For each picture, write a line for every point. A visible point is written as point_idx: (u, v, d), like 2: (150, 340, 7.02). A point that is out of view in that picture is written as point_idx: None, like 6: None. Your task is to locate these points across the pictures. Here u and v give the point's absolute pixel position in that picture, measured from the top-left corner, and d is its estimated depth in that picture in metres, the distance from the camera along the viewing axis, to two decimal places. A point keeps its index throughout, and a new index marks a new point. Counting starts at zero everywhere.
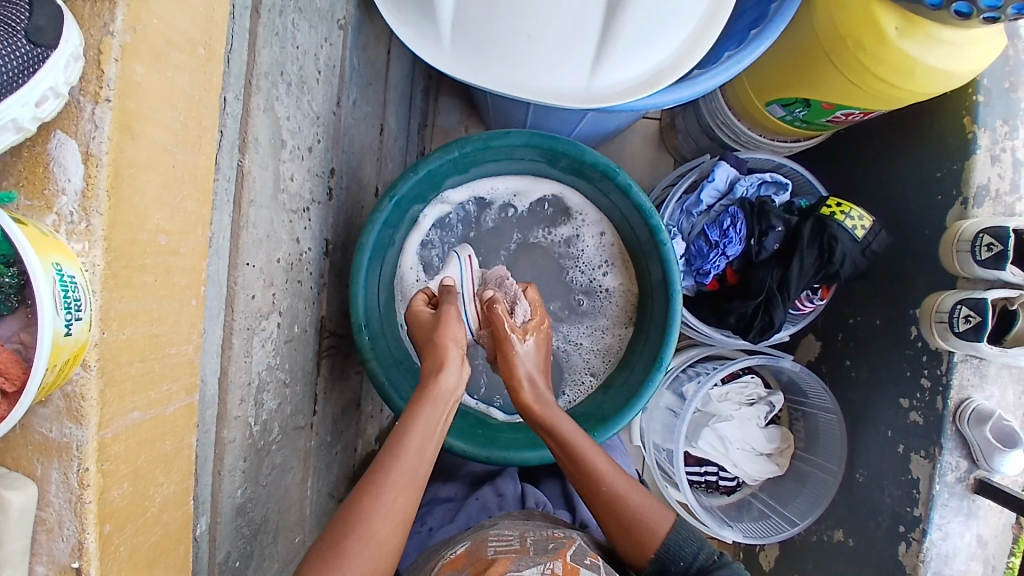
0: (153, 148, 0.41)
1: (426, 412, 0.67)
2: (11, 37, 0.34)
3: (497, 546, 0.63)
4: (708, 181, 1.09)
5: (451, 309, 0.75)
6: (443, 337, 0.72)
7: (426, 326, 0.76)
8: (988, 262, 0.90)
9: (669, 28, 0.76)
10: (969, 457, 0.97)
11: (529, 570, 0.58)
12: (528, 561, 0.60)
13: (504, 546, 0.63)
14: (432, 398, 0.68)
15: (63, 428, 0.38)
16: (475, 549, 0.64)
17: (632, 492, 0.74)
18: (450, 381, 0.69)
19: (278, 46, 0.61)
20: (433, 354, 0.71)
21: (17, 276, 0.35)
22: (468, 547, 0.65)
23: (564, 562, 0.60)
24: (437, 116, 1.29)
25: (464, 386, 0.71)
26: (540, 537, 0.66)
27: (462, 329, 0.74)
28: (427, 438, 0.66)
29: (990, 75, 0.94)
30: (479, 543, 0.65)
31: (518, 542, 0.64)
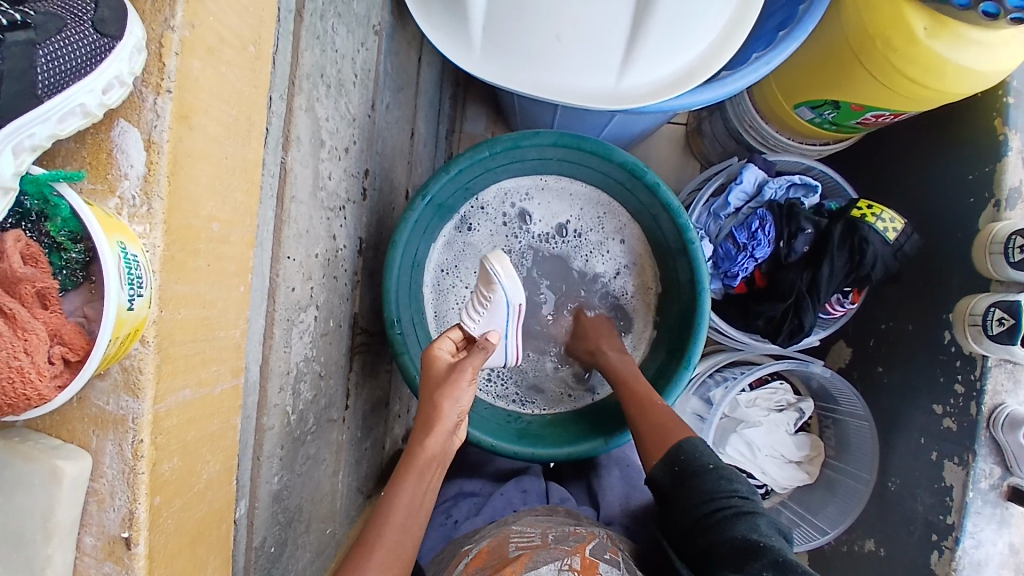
0: (207, 140, 0.43)
1: (412, 483, 0.65)
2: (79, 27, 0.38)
3: (518, 543, 0.64)
4: (736, 184, 1.09)
5: (466, 376, 0.68)
6: (442, 403, 0.68)
7: (438, 379, 0.70)
8: (1022, 263, 0.88)
9: (696, 29, 0.77)
10: (1003, 464, 0.93)
11: (547, 565, 0.59)
12: (546, 557, 0.60)
13: (525, 543, 0.64)
14: (418, 465, 0.66)
15: (120, 401, 0.40)
16: (497, 546, 0.65)
17: (662, 401, 0.78)
18: (436, 445, 0.67)
19: (319, 49, 0.64)
20: (427, 429, 0.67)
21: (84, 252, 0.37)
22: (490, 543, 0.66)
23: (582, 557, 0.61)
24: (465, 123, 1.31)
25: (452, 449, 0.70)
26: (561, 532, 0.66)
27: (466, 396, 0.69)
28: (416, 494, 0.66)
29: (1021, 76, 0.91)
30: (501, 539, 0.66)
31: (539, 538, 0.65)
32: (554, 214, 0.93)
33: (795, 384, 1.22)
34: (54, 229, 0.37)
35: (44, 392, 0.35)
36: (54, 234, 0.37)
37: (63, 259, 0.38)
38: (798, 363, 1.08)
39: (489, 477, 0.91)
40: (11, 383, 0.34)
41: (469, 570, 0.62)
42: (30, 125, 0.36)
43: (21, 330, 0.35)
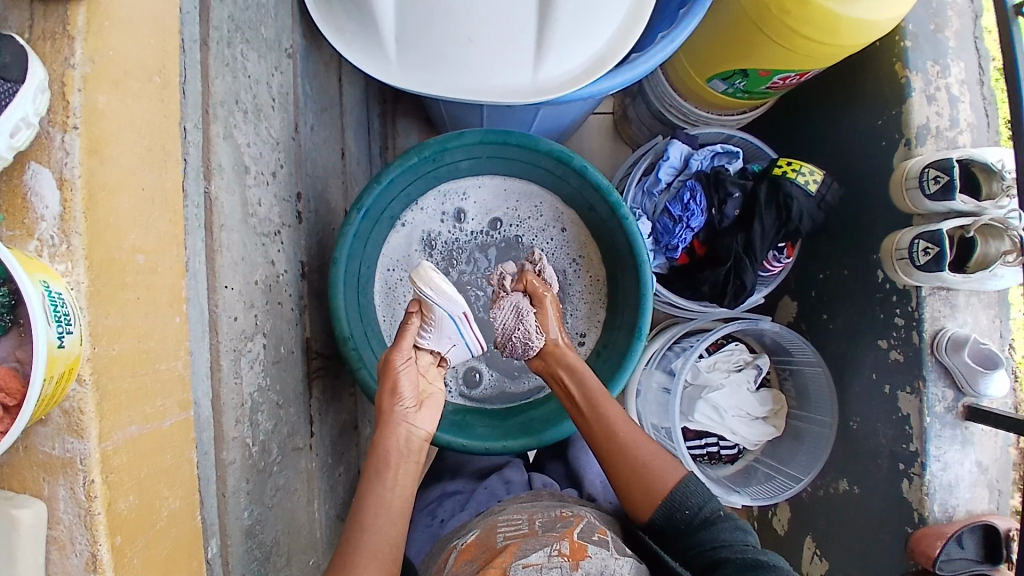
0: (122, 172, 0.44)
1: (379, 484, 0.67)
2: None
3: (505, 533, 0.64)
4: (664, 160, 1.13)
5: (398, 357, 0.70)
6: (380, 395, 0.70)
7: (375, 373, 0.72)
8: (937, 194, 0.95)
9: (601, 16, 0.80)
10: (954, 386, 1.01)
11: (536, 552, 0.58)
12: (534, 545, 0.59)
13: (512, 532, 0.64)
14: (382, 466, 0.67)
15: (65, 444, 0.39)
16: (485, 537, 0.65)
17: (639, 444, 0.77)
18: (396, 441, 0.68)
19: (231, 76, 0.64)
20: (387, 425, 0.69)
21: (9, 294, 0.36)
22: (478, 536, 0.66)
23: (570, 541, 0.60)
24: (397, 139, 1.32)
25: (419, 444, 0.70)
26: (549, 519, 0.66)
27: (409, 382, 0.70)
28: (387, 496, 0.67)
29: (914, 21, 1.00)
30: (489, 531, 0.66)
31: (527, 525, 0.64)
32: (495, 214, 0.94)
33: (750, 344, 1.28)
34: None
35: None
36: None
37: None
38: (747, 323, 1.13)
39: (469, 475, 0.91)
40: None
41: (458, 563, 0.63)
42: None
43: None
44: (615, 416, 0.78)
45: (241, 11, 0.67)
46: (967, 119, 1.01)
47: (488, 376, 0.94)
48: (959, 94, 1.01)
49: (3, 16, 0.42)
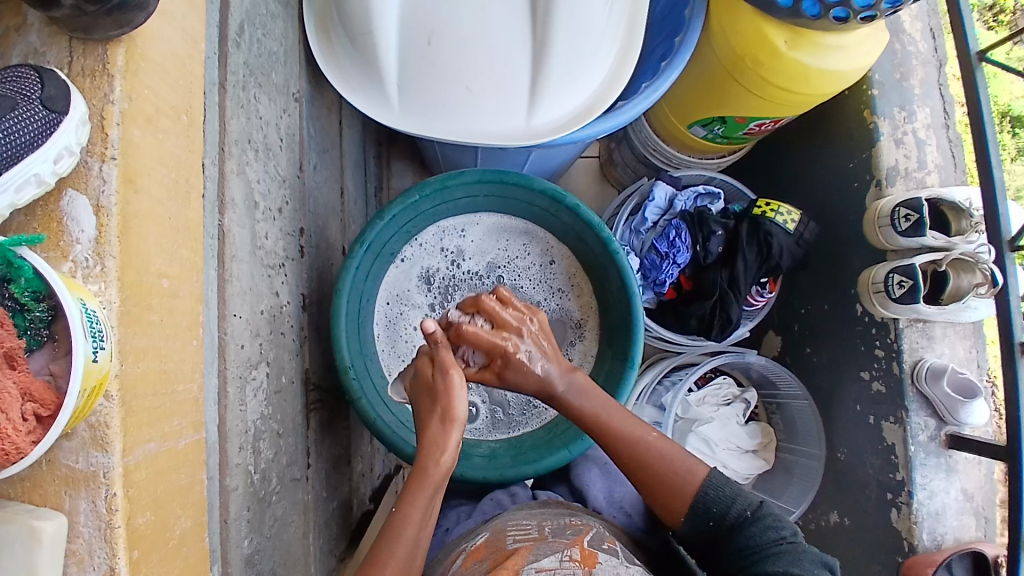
0: (152, 203, 0.47)
1: (423, 500, 0.66)
2: (30, 106, 0.41)
3: (515, 535, 0.65)
4: (649, 201, 1.18)
5: (456, 376, 0.69)
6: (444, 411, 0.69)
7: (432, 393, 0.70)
8: (909, 231, 1.00)
9: (588, 68, 0.86)
10: (936, 415, 1.04)
11: (547, 557, 0.59)
12: (545, 549, 0.60)
13: (522, 535, 0.65)
14: (423, 483, 0.67)
15: (89, 457, 0.42)
16: (494, 539, 0.66)
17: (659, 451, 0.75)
18: (446, 460, 0.68)
19: (245, 116, 0.67)
20: (432, 445, 0.68)
21: (48, 309, 0.40)
22: (487, 538, 0.67)
23: (581, 548, 0.61)
24: (391, 180, 1.36)
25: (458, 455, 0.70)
26: (559, 525, 0.67)
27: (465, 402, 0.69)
28: (430, 506, 0.67)
29: (880, 70, 1.08)
30: (498, 532, 0.67)
31: (536, 530, 0.66)
32: (489, 253, 0.98)
33: (737, 377, 1.28)
34: (16, 291, 0.39)
35: (22, 445, 0.37)
36: (18, 295, 0.39)
37: (26, 319, 0.40)
38: (734, 355, 1.15)
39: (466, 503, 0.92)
40: None
41: (468, 563, 0.64)
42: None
43: None
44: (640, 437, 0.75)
45: (255, 57, 0.71)
46: (935, 160, 1.08)
47: (487, 407, 0.95)
48: (926, 137, 1.09)
49: (43, 52, 0.47)
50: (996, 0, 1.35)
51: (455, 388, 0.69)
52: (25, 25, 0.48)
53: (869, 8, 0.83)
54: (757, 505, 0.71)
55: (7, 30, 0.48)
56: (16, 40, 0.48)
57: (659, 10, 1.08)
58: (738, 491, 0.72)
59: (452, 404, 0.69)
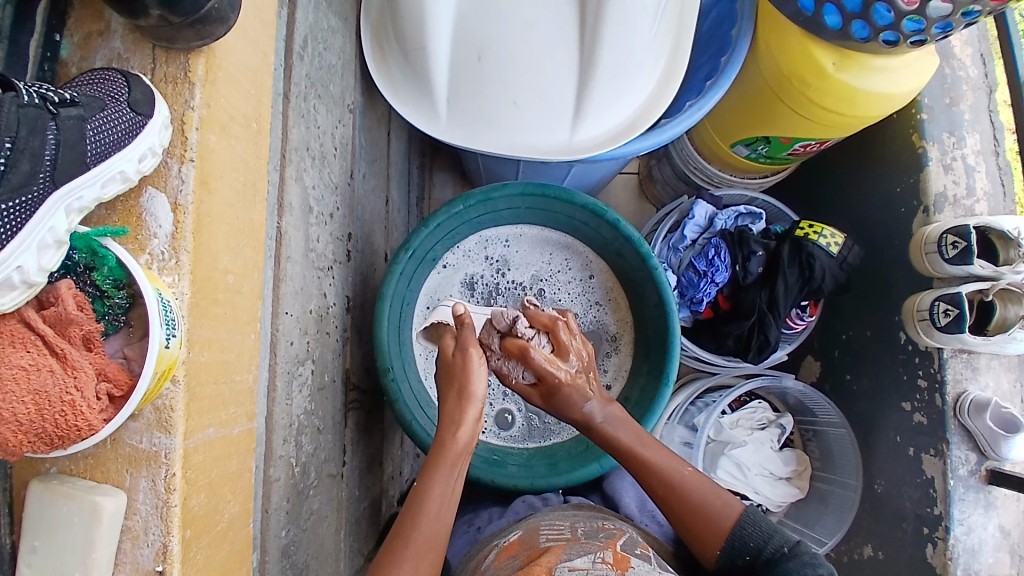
0: (223, 204, 0.50)
1: (442, 476, 0.67)
2: (119, 109, 0.44)
3: (548, 535, 0.66)
4: (689, 218, 1.17)
5: (475, 353, 0.69)
6: (461, 388, 0.68)
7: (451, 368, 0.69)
8: (955, 258, 0.98)
9: (633, 85, 0.88)
10: (977, 449, 0.99)
11: (581, 557, 0.59)
12: (578, 550, 0.61)
13: (556, 535, 0.66)
14: (441, 460, 0.67)
15: (153, 439, 0.44)
16: (527, 537, 0.67)
17: (693, 484, 0.75)
18: (464, 437, 0.68)
19: (305, 125, 0.71)
20: (447, 423, 0.69)
21: (127, 297, 0.43)
22: (521, 535, 0.68)
23: (614, 552, 0.61)
24: (433, 190, 1.39)
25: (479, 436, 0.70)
26: (591, 528, 0.69)
27: (483, 381, 0.69)
28: (449, 484, 0.68)
29: (930, 94, 1.06)
30: (531, 531, 0.68)
31: (569, 531, 0.67)
32: (529, 264, 0.99)
33: (773, 402, 1.27)
34: (100, 278, 0.43)
35: (94, 423, 0.40)
36: (100, 283, 0.43)
37: (105, 305, 0.43)
38: (772, 379, 1.13)
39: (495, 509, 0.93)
40: (64, 416, 0.39)
41: (501, 559, 0.65)
42: (79, 189, 0.43)
43: (72, 368, 0.40)
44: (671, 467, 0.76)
45: (316, 70, 0.75)
46: (984, 187, 1.06)
47: (520, 415, 0.96)
48: (975, 164, 1.06)
49: (127, 57, 0.51)
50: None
51: (475, 365, 0.68)
52: (108, 32, 0.52)
53: (920, 33, 0.81)
54: (794, 543, 0.70)
55: (90, 35, 0.52)
56: (100, 44, 0.52)
57: (705, 30, 1.09)
58: (776, 527, 0.71)
59: (470, 383, 0.68)
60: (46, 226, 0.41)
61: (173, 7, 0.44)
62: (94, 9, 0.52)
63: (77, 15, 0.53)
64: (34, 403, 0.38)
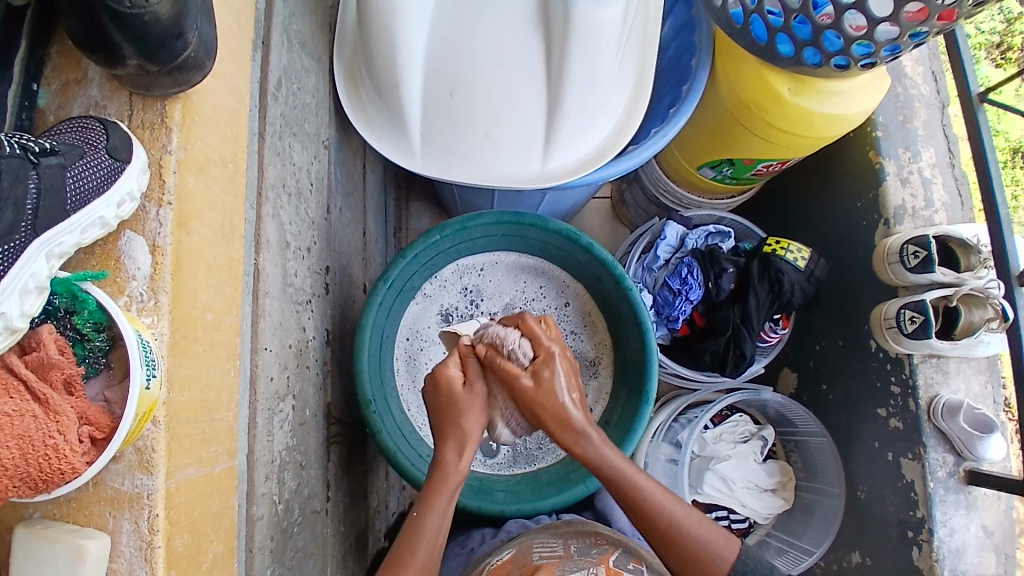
0: (202, 243, 0.51)
1: (438, 503, 0.69)
2: (98, 155, 0.45)
3: (541, 552, 0.68)
4: (661, 239, 1.21)
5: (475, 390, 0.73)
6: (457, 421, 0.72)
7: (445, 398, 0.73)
8: (918, 267, 1.02)
9: (600, 115, 0.91)
10: (954, 451, 1.02)
11: (576, 574, 0.65)
12: (573, 566, 0.66)
13: (548, 552, 0.68)
14: (436, 486, 0.70)
15: (135, 479, 0.44)
16: (520, 555, 0.69)
17: (694, 524, 0.73)
18: (453, 464, 0.71)
19: (281, 164, 0.73)
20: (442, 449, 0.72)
21: (107, 339, 0.44)
22: (514, 554, 0.69)
23: (608, 568, 0.67)
24: (409, 220, 1.41)
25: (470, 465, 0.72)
26: (583, 543, 0.71)
27: (479, 421, 0.72)
28: (444, 513, 0.69)
29: (883, 113, 1.12)
30: (524, 549, 0.69)
31: (562, 548, 0.69)
32: (504, 293, 1.01)
33: (753, 415, 1.28)
34: (80, 322, 0.43)
35: (77, 466, 0.40)
36: (80, 326, 0.43)
37: (86, 348, 0.44)
38: (749, 393, 1.16)
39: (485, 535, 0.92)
40: (47, 460, 0.39)
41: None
42: (59, 236, 0.43)
43: (54, 414, 0.40)
44: (667, 504, 0.72)
45: (291, 110, 0.77)
46: (941, 198, 1.11)
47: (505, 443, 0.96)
48: (932, 176, 1.12)
49: (104, 104, 0.52)
50: (1003, 39, 1.38)
51: (476, 404, 0.73)
52: (84, 79, 0.53)
53: (869, 56, 0.85)
54: None
55: (68, 82, 0.53)
56: (77, 92, 0.53)
57: (667, 60, 1.14)
58: (773, 565, 0.77)
59: (468, 419, 0.72)
60: (28, 272, 0.42)
61: (151, 57, 0.46)
62: (72, 57, 0.54)
63: (53, 63, 0.54)
64: (18, 448, 0.38)
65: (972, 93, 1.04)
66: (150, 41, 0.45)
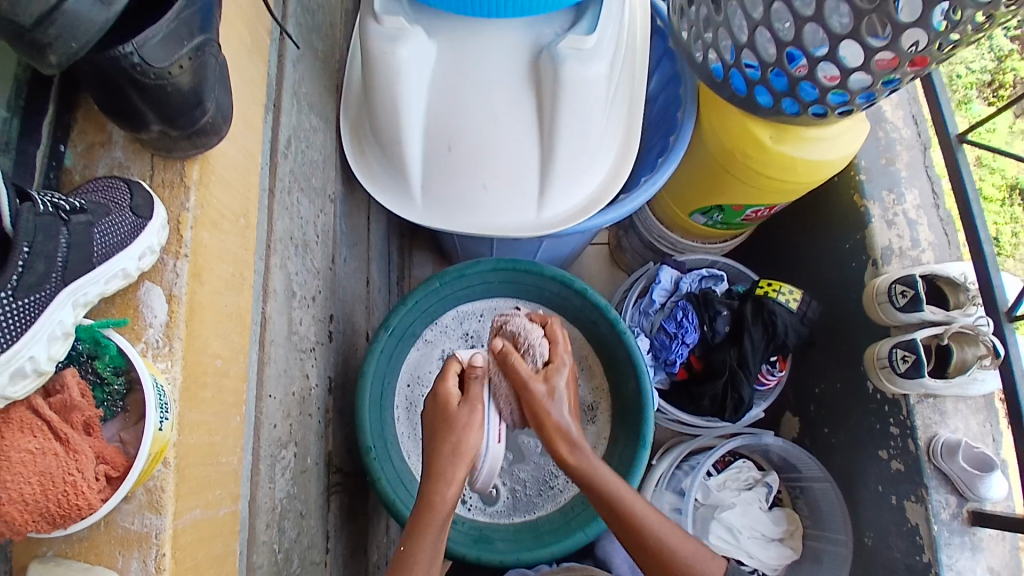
0: (213, 294, 0.54)
1: (429, 538, 0.69)
2: (122, 212, 0.49)
3: None
4: (656, 283, 1.24)
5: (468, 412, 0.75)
6: (451, 435, 0.73)
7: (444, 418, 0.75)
8: (907, 306, 1.04)
9: (591, 166, 0.96)
10: (956, 491, 1.01)
11: None
12: None
13: None
14: (425, 522, 0.69)
15: (144, 520, 0.46)
16: None
17: (682, 541, 0.72)
18: (445, 495, 0.70)
19: (288, 218, 0.77)
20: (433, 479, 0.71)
21: (125, 382, 0.46)
22: None
23: None
24: (412, 268, 1.45)
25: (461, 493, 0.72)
26: None
27: (478, 440, 0.74)
28: (434, 550, 0.69)
29: (866, 158, 1.17)
30: None
31: None
32: None
33: (757, 460, 1.28)
34: (101, 366, 0.46)
35: (93, 502, 0.42)
36: (101, 370, 0.46)
37: (105, 392, 0.46)
38: (750, 436, 1.16)
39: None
40: (65, 496, 0.41)
41: None
42: (85, 286, 0.46)
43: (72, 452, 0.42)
44: (653, 523, 0.72)
45: (299, 167, 0.82)
46: (927, 239, 1.13)
47: (505, 489, 0.95)
48: (917, 218, 1.14)
49: (127, 165, 0.57)
50: (995, 77, 1.52)
51: (473, 423, 0.74)
52: (109, 142, 0.57)
53: (845, 103, 0.90)
54: None
55: (92, 145, 0.58)
56: (101, 154, 0.57)
57: (655, 113, 1.20)
58: None
59: (466, 437, 0.73)
60: (55, 319, 0.44)
61: (172, 122, 0.51)
62: (95, 121, 0.58)
63: (78, 126, 0.58)
64: (39, 483, 0.40)
65: (949, 135, 1.12)
66: (172, 110, 0.50)
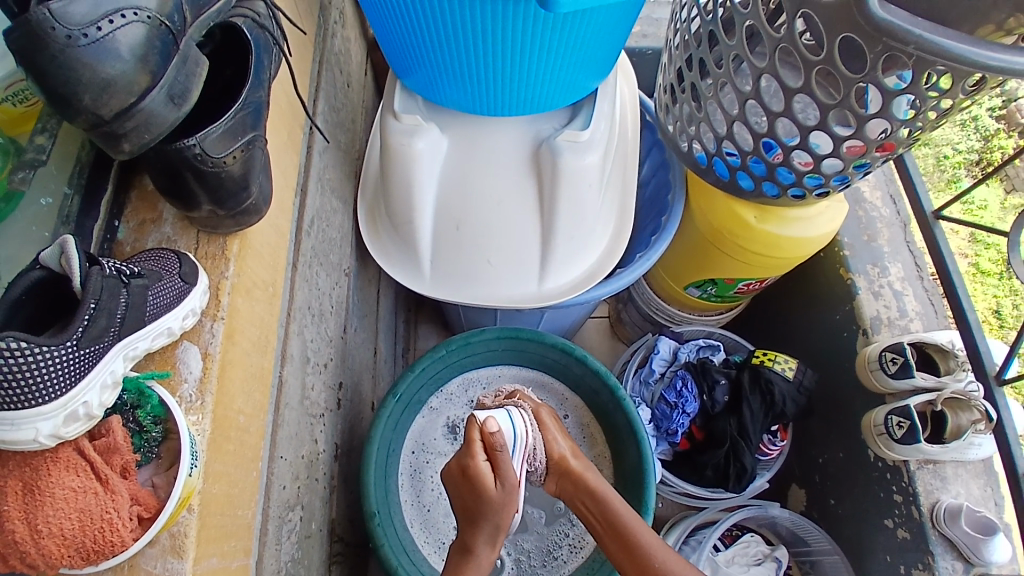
0: (241, 354, 0.59)
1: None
2: (171, 277, 0.55)
3: None
4: (655, 354, 1.28)
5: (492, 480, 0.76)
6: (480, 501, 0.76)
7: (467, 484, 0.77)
8: (898, 373, 1.07)
9: (588, 242, 1.03)
10: (962, 557, 1.00)
11: None
12: None
13: None
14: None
15: (166, 564, 0.49)
16: None
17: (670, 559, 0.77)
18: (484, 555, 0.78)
19: (308, 289, 0.83)
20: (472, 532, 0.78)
21: (162, 430, 0.51)
22: None
23: None
24: (417, 341, 1.49)
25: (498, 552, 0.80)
26: None
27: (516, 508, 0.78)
28: None
29: (848, 234, 1.23)
30: None
31: None
32: None
33: (764, 534, 1.25)
34: (142, 415, 0.51)
35: (126, 539, 0.45)
36: (141, 419, 0.51)
37: (144, 439, 0.50)
38: (755, 508, 1.16)
39: None
40: (102, 532, 0.44)
41: None
42: (136, 341, 0.51)
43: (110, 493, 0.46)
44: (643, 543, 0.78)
45: (319, 243, 0.89)
46: (915, 307, 1.17)
47: (509, 560, 0.95)
48: (903, 289, 1.19)
49: (175, 240, 0.64)
50: (982, 155, 1.57)
51: (511, 500, 0.76)
52: (158, 219, 0.65)
53: (821, 185, 0.98)
54: None
55: (143, 221, 0.65)
56: (151, 230, 0.65)
57: (648, 195, 1.29)
58: None
59: (506, 513, 0.76)
60: (108, 369, 0.49)
61: (221, 204, 0.58)
62: (147, 201, 0.66)
63: (131, 205, 0.66)
64: (78, 519, 0.44)
65: (927, 212, 1.21)
66: (220, 192, 0.58)
